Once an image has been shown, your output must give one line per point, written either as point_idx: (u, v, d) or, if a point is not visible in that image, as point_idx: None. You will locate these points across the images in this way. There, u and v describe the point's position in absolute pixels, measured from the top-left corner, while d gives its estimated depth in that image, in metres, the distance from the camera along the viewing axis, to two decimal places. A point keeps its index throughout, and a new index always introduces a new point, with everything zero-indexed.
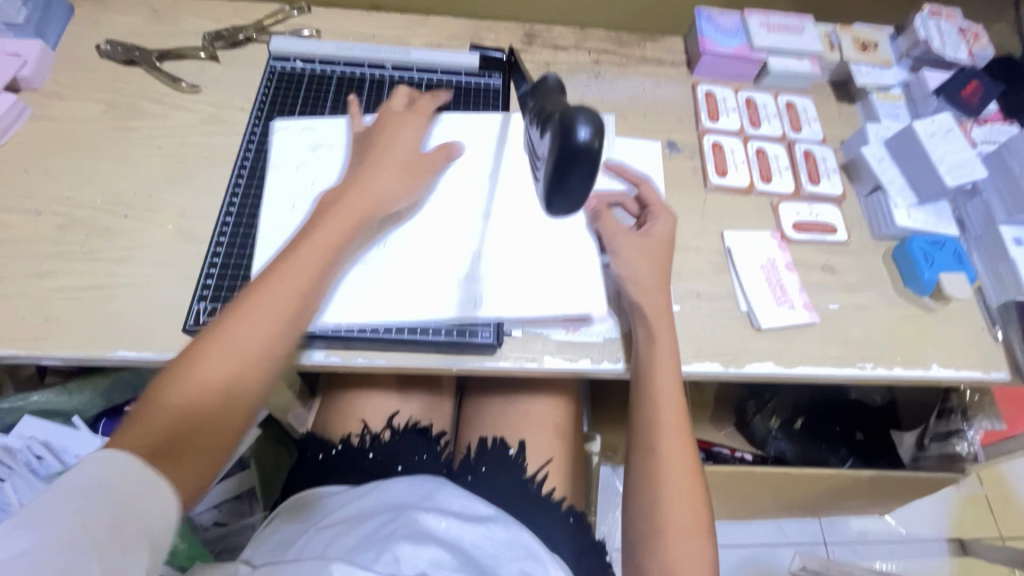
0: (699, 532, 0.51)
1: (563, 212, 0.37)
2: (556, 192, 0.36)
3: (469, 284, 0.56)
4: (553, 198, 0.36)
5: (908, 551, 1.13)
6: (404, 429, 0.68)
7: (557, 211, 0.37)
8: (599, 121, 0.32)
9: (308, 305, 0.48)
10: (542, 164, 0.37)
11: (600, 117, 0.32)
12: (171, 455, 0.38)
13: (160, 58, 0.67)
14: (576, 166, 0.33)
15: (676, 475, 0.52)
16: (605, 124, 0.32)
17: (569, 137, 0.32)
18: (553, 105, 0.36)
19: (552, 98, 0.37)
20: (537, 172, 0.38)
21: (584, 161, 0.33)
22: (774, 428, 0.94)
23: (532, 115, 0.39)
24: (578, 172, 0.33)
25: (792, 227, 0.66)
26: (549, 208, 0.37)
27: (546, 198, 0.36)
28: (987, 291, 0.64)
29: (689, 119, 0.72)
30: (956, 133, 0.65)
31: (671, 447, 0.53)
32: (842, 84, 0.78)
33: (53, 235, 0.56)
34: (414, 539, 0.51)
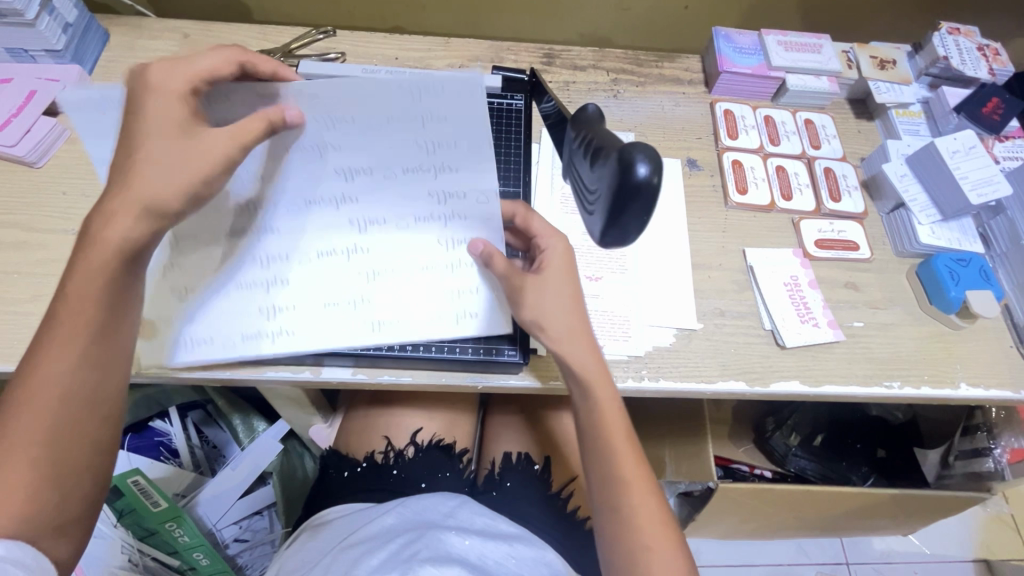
0: (673, 545, 0.49)
1: (617, 243, 0.38)
2: (612, 225, 0.37)
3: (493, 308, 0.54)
4: (608, 231, 0.37)
5: (932, 572, 1.10)
6: (427, 446, 0.68)
7: (610, 243, 0.38)
8: (658, 159, 0.33)
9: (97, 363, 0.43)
10: (595, 197, 0.38)
11: (658, 154, 0.33)
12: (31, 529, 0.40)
13: None
14: (635, 202, 0.34)
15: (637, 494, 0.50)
16: (663, 161, 0.33)
17: (629, 174, 0.33)
18: (607, 140, 0.36)
19: (598, 130, 0.38)
20: (588, 204, 0.39)
21: (643, 198, 0.33)
22: (793, 444, 0.92)
23: (577, 145, 0.40)
24: (636, 207, 0.34)
25: (814, 244, 0.66)
26: (602, 240, 0.38)
27: (601, 230, 0.37)
28: (1015, 309, 0.64)
29: (708, 137, 0.73)
30: (978, 151, 0.65)
31: (625, 463, 0.51)
32: (861, 102, 0.78)
33: None
34: (437, 559, 0.51)
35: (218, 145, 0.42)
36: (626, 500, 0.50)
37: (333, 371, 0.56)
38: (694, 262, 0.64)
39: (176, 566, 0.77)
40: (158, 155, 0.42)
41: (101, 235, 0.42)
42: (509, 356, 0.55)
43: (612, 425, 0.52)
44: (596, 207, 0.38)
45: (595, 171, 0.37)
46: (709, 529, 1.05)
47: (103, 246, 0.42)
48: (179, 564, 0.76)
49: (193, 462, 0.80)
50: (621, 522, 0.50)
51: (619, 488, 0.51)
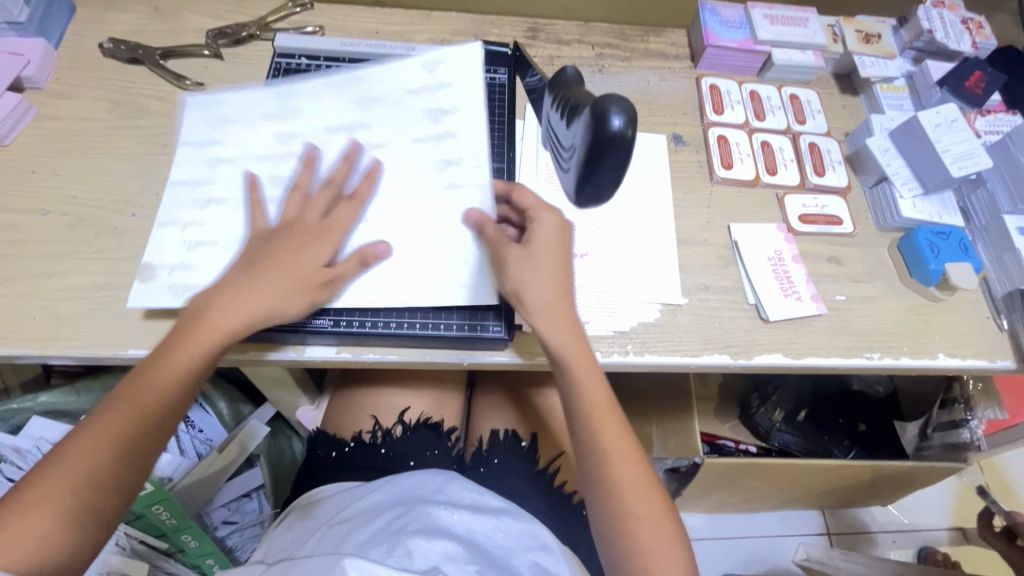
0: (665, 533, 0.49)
1: (591, 202, 0.38)
2: (585, 184, 0.37)
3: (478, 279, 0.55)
4: (583, 189, 0.37)
5: (911, 539, 1.14)
6: (415, 425, 0.68)
7: (585, 202, 0.38)
8: (632, 112, 0.33)
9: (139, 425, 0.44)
10: (570, 156, 0.37)
11: (633, 105, 0.33)
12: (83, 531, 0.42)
13: (164, 56, 0.67)
14: (609, 154, 0.34)
15: (631, 484, 0.50)
16: (638, 112, 0.33)
17: (603, 126, 0.33)
18: (579, 97, 0.36)
19: (575, 89, 0.38)
20: (564, 163, 0.39)
21: (619, 150, 0.33)
22: (777, 419, 0.94)
23: (555, 106, 0.39)
24: (610, 161, 0.34)
25: (798, 219, 0.66)
26: (576, 198, 0.38)
27: (576, 189, 0.37)
28: (992, 281, 0.65)
29: (694, 113, 0.72)
30: (960, 124, 0.66)
31: (622, 459, 0.50)
32: (846, 76, 0.78)
33: (61, 234, 0.56)
34: (426, 533, 0.51)
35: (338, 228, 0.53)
36: (621, 503, 0.50)
37: (317, 350, 0.54)
38: (680, 238, 0.64)
39: (165, 548, 0.77)
40: (285, 266, 0.49)
41: (225, 308, 0.47)
42: (494, 332, 0.54)
43: (604, 417, 0.51)
44: (571, 165, 0.37)
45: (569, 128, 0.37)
46: (696, 504, 1.07)
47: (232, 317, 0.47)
48: (168, 547, 0.76)
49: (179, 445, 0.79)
50: (611, 510, 0.50)
51: (612, 474, 0.50)
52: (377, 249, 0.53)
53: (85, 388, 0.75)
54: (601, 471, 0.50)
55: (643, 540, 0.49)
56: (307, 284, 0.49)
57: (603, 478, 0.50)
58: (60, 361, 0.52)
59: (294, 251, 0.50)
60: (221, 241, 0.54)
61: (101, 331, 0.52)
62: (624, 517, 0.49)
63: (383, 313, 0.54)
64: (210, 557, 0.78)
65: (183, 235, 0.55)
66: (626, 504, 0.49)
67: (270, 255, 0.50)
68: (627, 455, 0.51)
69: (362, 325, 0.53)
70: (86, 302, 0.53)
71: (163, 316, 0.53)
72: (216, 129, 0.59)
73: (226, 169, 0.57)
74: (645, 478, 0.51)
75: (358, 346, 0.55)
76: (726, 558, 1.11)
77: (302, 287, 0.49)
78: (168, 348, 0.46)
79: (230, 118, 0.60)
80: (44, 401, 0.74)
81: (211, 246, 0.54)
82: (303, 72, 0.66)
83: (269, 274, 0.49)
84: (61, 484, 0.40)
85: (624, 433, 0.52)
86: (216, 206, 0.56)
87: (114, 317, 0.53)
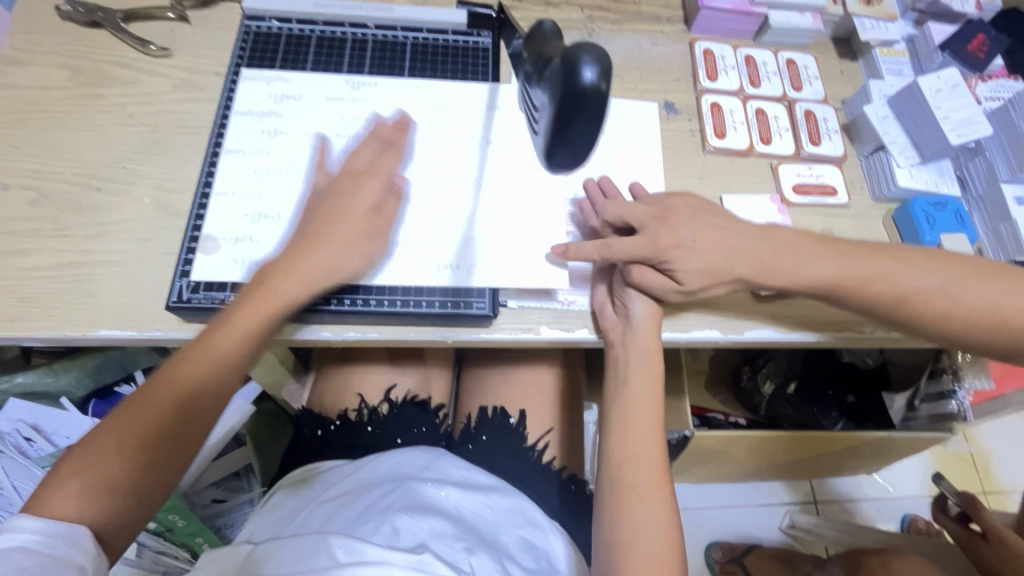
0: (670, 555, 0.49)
1: (565, 163, 0.36)
2: (559, 144, 0.35)
3: (460, 258, 0.54)
4: (557, 148, 0.35)
5: (895, 507, 1.16)
6: (402, 403, 0.67)
7: (559, 164, 0.36)
8: (605, 63, 0.31)
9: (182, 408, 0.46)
10: (541, 114, 0.35)
11: (606, 55, 0.31)
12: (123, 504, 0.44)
13: (126, 20, 0.63)
14: (582, 109, 0.32)
15: (647, 494, 0.51)
16: (610, 63, 0.31)
17: (575, 77, 0.31)
18: (551, 51, 0.34)
19: (550, 42, 0.35)
20: (536, 124, 0.37)
21: (591, 102, 0.31)
22: (767, 391, 0.93)
23: (527, 63, 0.37)
24: (584, 115, 0.32)
25: (792, 189, 0.64)
26: (550, 158, 0.36)
27: (548, 149, 0.35)
28: (987, 252, 0.64)
29: (686, 79, 0.69)
30: (962, 89, 0.63)
31: (643, 468, 0.52)
32: (844, 40, 0.75)
33: (23, 211, 0.53)
34: (413, 511, 0.51)
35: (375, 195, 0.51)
36: (633, 504, 0.51)
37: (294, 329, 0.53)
38: None
39: (153, 528, 0.77)
40: (340, 233, 0.50)
41: (274, 287, 0.48)
42: (479, 309, 0.53)
43: (645, 409, 0.54)
44: (542, 124, 0.35)
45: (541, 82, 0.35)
46: (684, 476, 1.08)
47: (276, 297, 0.48)
48: (156, 526, 0.76)
49: None
50: (617, 517, 0.51)
51: (632, 480, 0.52)
52: (400, 183, 0.54)
53: (62, 368, 0.71)
54: (623, 429, 0.54)
55: (637, 505, 0.51)
56: (356, 247, 0.50)
57: (623, 468, 0.52)
58: (31, 342, 0.50)
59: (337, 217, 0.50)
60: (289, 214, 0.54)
61: (69, 312, 0.50)
62: (628, 477, 0.52)
63: (361, 291, 0.52)
64: (199, 536, 0.79)
65: (249, 205, 0.54)
66: (635, 509, 0.50)
67: (320, 226, 0.50)
68: (656, 436, 0.54)
69: (339, 303, 0.52)
70: (52, 281, 0.51)
71: (134, 295, 0.51)
72: (278, 103, 0.58)
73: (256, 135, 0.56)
74: (659, 449, 0.54)
75: (338, 324, 0.53)
76: (713, 527, 1.13)
77: (353, 253, 0.50)
78: (223, 316, 0.47)
79: (294, 95, 0.59)
80: (20, 382, 0.71)
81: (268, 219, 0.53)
82: (274, 36, 0.62)
83: (315, 249, 0.49)
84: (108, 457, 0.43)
85: (659, 423, 0.54)
86: (276, 178, 0.55)
87: (82, 296, 0.51)
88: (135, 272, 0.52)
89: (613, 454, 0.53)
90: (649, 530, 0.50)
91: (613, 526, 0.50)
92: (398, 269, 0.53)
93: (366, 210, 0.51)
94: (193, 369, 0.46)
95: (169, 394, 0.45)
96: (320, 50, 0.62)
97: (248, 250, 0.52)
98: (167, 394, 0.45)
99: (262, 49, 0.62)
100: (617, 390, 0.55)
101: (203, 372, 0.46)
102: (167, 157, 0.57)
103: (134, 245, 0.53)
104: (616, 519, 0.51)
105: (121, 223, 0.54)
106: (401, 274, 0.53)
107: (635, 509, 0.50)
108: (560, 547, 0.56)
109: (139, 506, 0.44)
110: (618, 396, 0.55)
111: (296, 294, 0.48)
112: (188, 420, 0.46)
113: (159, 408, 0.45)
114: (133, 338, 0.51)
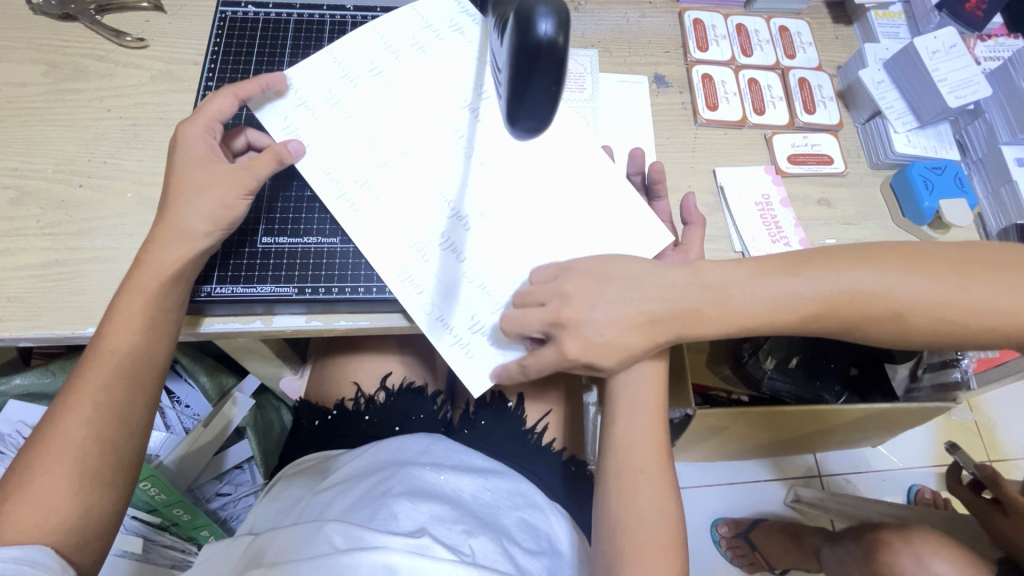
0: (667, 547, 0.49)
1: (530, 132, 0.34)
2: (521, 109, 0.33)
3: (455, 223, 0.53)
4: (521, 114, 0.33)
5: (900, 478, 1.16)
6: (398, 390, 0.67)
7: (523, 131, 0.34)
8: (562, 14, 0.29)
9: (112, 409, 0.44)
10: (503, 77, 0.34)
11: (565, 8, 0.30)
12: (69, 515, 0.41)
13: (100, 11, 0.61)
14: (540, 66, 0.30)
15: (648, 485, 0.51)
16: (570, 17, 0.30)
17: (531, 31, 0.29)
18: (510, 9, 0.33)
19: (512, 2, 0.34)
20: (500, 88, 0.35)
21: (548, 58, 0.30)
22: (769, 367, 0.90)
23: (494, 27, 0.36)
24: (542, 73, 0.30)
25: (786, 159, 0.63)
26: (514, 124, 0.34)
27: (509, 115, 0.33)
28: (987, 218, 0.62)
29: (676, 51, 0.68)
30: (959, 50, 0.61)
31: (645, 456, 0.52)
32: (839, 4, 0.73)
33: (5, 210, 0.53)
34: (411, 496, 0.51)
35: (199, 128, 0.49)
36: (631, 493, 0.51)
37: (285, 319, 0.53)
38: None
39: (159, 523, 0.78)
40: (192, 185, 0.47)
41: (117, 312, 0.45)
42: None
43: (643, 391, 0.54)
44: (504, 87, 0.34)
45: (502, 44, 0.33)
46: (688, 454, 1.08)
47: (126, 310, 0.45)
48: (161, 521, 0.77)
49: (166, 422, 0.79)
50: (614, 504, 0.51)
51: (628, 466, 0.52)
52: (290, 148, 0.51)
53: (60, 368, 0.74)
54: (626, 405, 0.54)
55: (637, 484, 0.51)
56: (196, 207, 0.46)
57: (625, 454, 0.52)
58: (21, 342, 0.50)
59: (173, 146, 0.49)
60: (354, 118, 0.54)
61: (59, 310, 0.50)
62: (629, 459, 0.52)
63: (349, 279, 0.52)
64: (204, 528, 0.80)
65: (336, 83, 0.55)
66: (632, 499, 0.50)
67: (170, 190, 0.47)
68: (655, 418, 0.54)
69: (328, 292, 0.52)
70: (38, 281, 0.51)
71: None
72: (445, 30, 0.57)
73: (405, 45, 0.56)
74: (660, 431, 0.53)
75: (329, 313, 0.53)
76: (718, 504, 1.13)
77: (198, 259, 0.47)
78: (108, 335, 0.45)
79: (462, 33, 0.57)
80: (18, 384, 0.73)
81: (323, 114, 0.54)
82: (251, 22, 0.61)
83: (166, 250, 0.46)
84: (55, 468, 0.41)
85: (659, 407, 0.54)
86: (382, 86, 0.55)
87: (69, 295, 0.50)
88: (120, 268, 0.52)
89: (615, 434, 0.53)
90: (646, 522, 0.49)
91: (617, 511, 0.50)
92: (386, 243, 0.52)
93: (188, 144, 0.48)
94: (91, 386, 0.43)
95: (80, 420, 0.43)
96: (298, 34, 0.61)
97: (301, 124, 0.54)
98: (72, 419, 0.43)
99: (239, 36, 0.60)
100: (623, 376, 0.54)
101: (101, 390, 0.43)
102: (147, 149, 0.56)
103: (119, 240, 0.53)
104: (617, 498, 0.51)
105: (105, 218, 0.53)
106: (387, 243, 0.52)
107: (635, 492, 0.50)
108: (561, 528, 0.56)
109: (68, 550, 0.41)
110: (620, 381, 0.54)
111: (148, 304, 0.45)
112: (107, 448, 0.43)
113: (87, 412, 0.43)
114: None
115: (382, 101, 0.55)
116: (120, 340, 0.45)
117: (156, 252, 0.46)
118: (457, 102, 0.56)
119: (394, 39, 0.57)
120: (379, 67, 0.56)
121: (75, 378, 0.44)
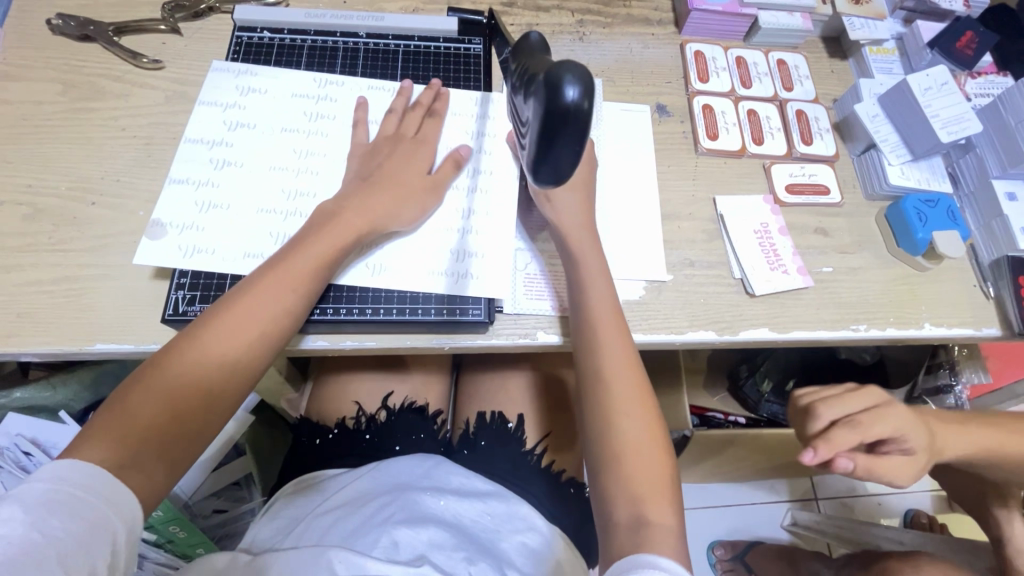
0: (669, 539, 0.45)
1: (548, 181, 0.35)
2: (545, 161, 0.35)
3: (457, 258, 0.55)
4: (542, 168, 0.35)
5: (895, 502, 1.17)
6: (400, 409, 0.67)
7: (544, 180, 0.36)
8: (589, 83, 0.31)
9: (208, 391, 0.44)
10: (529, 131, 0.35)
11: (590, 76, 0.31)
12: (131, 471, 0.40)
13: (118, 33, 0.63)
14: (566, 130, 0.31)
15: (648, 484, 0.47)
16: (595, 84, 0.31)
17: (557, 97, 0.31)
18: (539, 67, 0.34)
19: (538, 59, 0.36)
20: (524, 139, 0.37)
21: (572, 123, 0.31)
22: (766, 390, 0.93)
23: (519, 78, 0.38)
24: (567, 136, 0.32)
25: (785, 189, 0.65)
26: (535, 175, 0.35)
27: (531, 165, 0.35)
28: (980, 248, 0.64)
29: (678, 81, 0.70)
30: (951, 87, 0.63)
31: (637, 445, 0.49)
32: (834, 39, 0.75)
33: (18, 226, 0.54)
34: (412, 522, 0.51)
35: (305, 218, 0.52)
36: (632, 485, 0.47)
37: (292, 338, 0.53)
38: (664, 212, 0.62)
39: (154, 540, 0.76)
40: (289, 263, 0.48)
41: (248, 301, 0.46)
42: (475, 315, 0.53)
43: (623, 386, 0.50)
44: (529, 139, 0.35)
45: (530, 100, 0.34)
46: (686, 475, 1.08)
47: (265, 303, 0.46)
48: (157, 538, 0.75)
49: None
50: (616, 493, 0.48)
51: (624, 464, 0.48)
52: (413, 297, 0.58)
53: (61, 382, 0.74)
54: (610, 407, 0.50)
55: (633, 479, 0.47)
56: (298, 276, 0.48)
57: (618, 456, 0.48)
58: (28, 358, 0.50)
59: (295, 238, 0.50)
60: (250, 165, 0.56)
61: (68, 326, 0.50)
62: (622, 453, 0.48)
63: (356, 300, 0.53)
64: (200, 546, 0.79)
65: (210, 154, 0.56)
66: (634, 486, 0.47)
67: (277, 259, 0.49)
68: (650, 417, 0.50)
69: (336, 313, 0.52)
70: (47, 297, 0.51)
71: (130, 308, 0.51)
72: (242, 96, 0.59)
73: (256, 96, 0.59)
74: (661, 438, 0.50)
75: (335, 334, 0.54)
76: (715, 526, 1.13)
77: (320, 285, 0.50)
78: (211, 322, 0.45)
79: (258, 89, 0.59)
80: (17, 397, 0.73)
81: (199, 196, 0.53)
82: (266, 47, 0.63)
83: (295, 259, 0.48)
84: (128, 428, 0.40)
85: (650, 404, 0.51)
86: (249, 134, 0.57)
87: (79, 312, 0.51)
88: (130, 285, 0.52)
89: (596, 401, 0.51)
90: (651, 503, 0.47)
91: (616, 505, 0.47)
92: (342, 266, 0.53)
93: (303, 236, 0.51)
94: (193, 365, 0.44)
95: (170, 375, 0.43)
96: (312, 59, 0.63)
97: (214, 195, 0.54)
98: (151, 389, 0.42)
99: (254, 60, 0.62)
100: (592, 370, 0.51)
101: (201, 373, 0.44)
102: (160, 168, 0.57)
103: (130, 257, 0.53)
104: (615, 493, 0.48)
105: (118, 236, 0.54)
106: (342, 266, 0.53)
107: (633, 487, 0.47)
108: (562, 551, 0.56)
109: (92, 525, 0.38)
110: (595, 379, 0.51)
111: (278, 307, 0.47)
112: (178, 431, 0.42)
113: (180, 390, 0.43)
114: (130, 352, 0.51)
115: (255, 147, 0.56)
116: (245, 330, 0.46)
117: (301, 259, 0.48)
118: (327, 135, 0.58)
119: (233, 95, 0.59)
120: (238, 125, 0.57)
121: (179, 350, 0.44)
